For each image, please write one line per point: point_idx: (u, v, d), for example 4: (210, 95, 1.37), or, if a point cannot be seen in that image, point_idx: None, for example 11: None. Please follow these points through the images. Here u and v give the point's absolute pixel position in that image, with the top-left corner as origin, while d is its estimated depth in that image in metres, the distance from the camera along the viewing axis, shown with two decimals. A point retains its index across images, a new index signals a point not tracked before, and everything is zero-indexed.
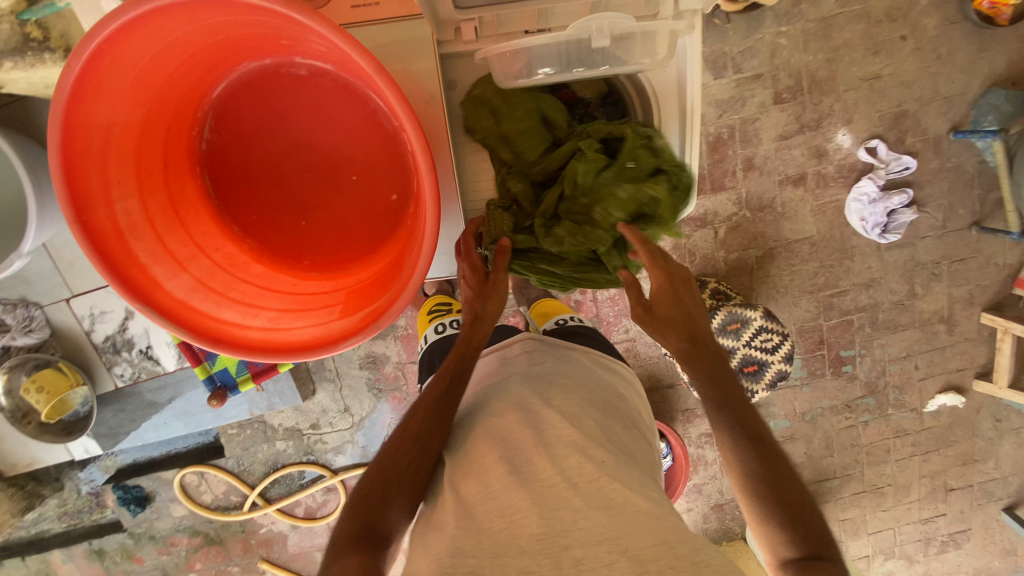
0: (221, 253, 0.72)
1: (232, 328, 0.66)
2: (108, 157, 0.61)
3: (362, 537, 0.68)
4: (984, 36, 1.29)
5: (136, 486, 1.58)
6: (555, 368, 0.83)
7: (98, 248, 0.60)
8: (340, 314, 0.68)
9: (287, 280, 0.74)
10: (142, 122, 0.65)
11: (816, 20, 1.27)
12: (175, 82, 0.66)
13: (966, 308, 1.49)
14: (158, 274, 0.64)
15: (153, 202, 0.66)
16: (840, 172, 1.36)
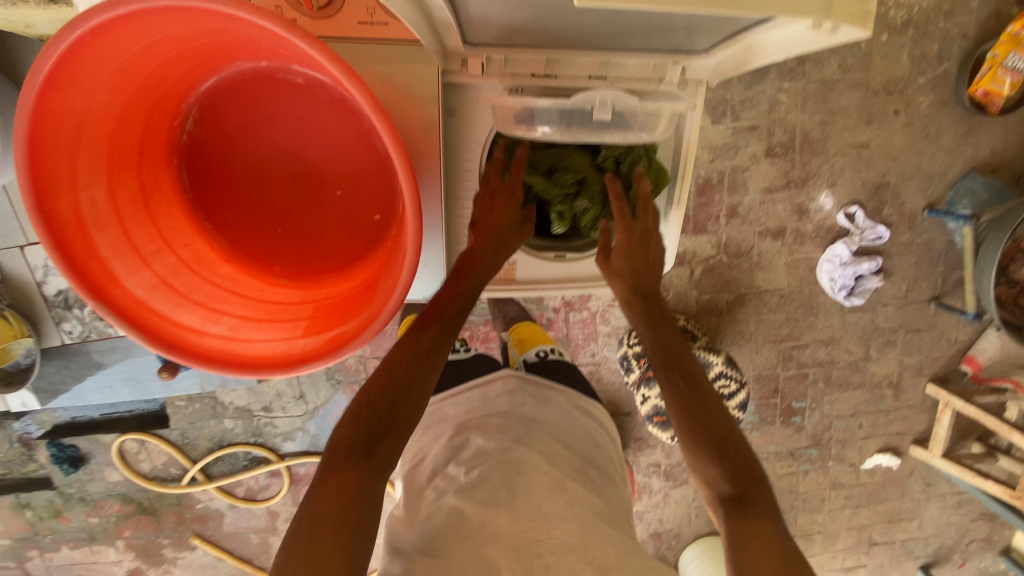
0: (189, 250, 0.70)
1: (190, 335, 0.64)
2: (78, 145, 0.58)
3: (361, 450, 0.66)
4: (972, 121, 1.33)
5: (72, 446, 1.52)
6: (535, 410, 0.84)
7: (56, 239, 0.57)
8: (304, 332, 0.67)
9: (255, 286, 0.73)
10: (121, 111, 0.62)
11: (817, 82, 1.29)
12: (161, 75, 0.63)
13: (914, 376, 1.56)
14: (117, 270, 0.62)
15: (123, 192, 0.64)
16: (817, 232, 1.41)
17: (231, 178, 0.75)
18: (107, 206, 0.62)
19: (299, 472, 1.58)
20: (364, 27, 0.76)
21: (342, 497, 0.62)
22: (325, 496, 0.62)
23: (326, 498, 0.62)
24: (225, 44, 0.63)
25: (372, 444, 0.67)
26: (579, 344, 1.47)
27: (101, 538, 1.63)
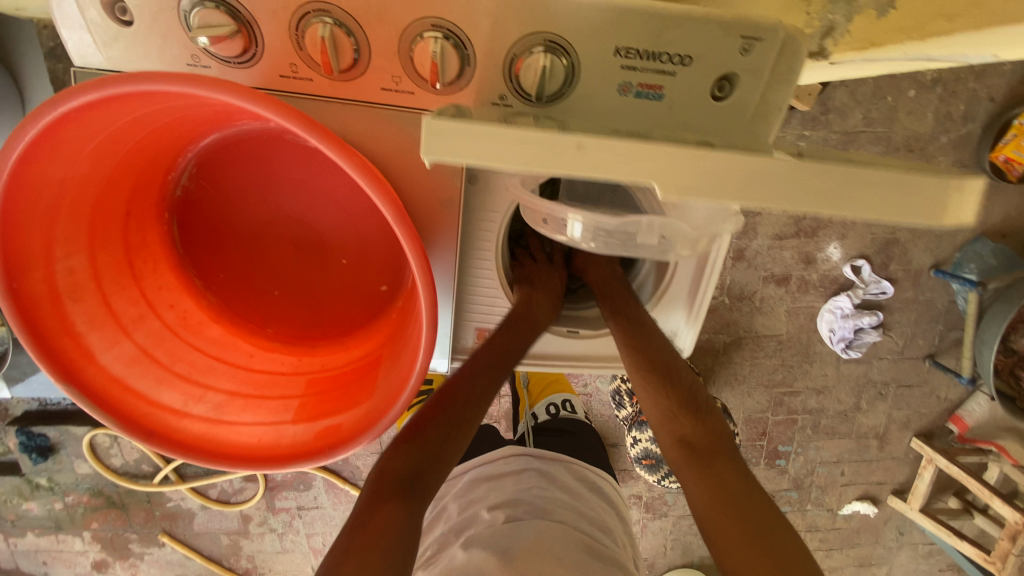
0: (174, 313, 0.65)
1: (170, 416, 0.60)
2: (57, 214, 0.52)
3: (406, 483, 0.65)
4: (989, 186, 1.31)
5: (41, 435, 1.47)
6: (544, 484, 0.91)
7: (27, 319, 0.51)
8: (295, 416, 0.63)
9: (244, 352, 0.69)
10: (109, 173, 0.56)
11: (839, 132, 1.26)
12: (157, 135, 0.57)
13: (900, 430, 1.56)
14: (94, 344, 0.56)
15: (105, 257, 0.58)
16: (822, 282, 1.39)
17: (226, 235, 0.70)
18: (86, 275, 0.56)
19: (276, 478, 1.55)
20: (388, 94, 0.63)
21: (387, 531, 0.61)
22: (368, 530, 0.61)
23: (368, 535, 0.61)
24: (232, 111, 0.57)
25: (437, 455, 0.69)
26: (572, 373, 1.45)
27: (67, 528, 1.57)
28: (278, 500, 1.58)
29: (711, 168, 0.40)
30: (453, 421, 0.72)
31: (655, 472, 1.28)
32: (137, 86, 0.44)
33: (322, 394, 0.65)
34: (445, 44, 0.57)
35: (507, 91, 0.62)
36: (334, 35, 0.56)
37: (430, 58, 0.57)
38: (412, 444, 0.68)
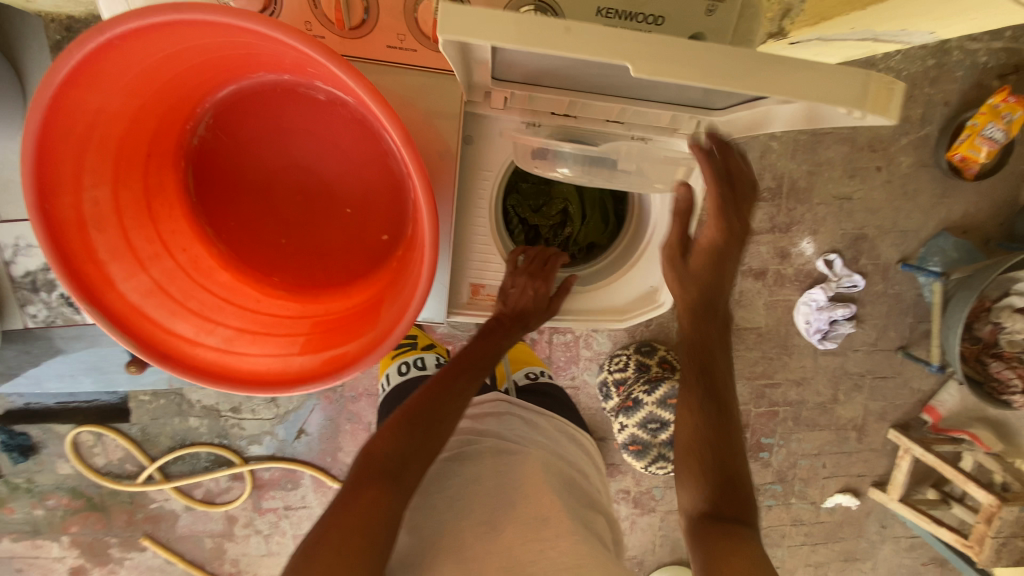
0: (188, 257, 0.64)
1: (183, 345, 0.58)
2: (84, 145, 0.52)
3: (382, 471, 0.65)
4: (948, 184, 1.40)
5: (23, 434, 1.45)
6: (528, 434, 0.83)
7: (54, 243, 0.51)
8: (301, 349, 0.63)
9: (251, 296, 0.66)
10: (133, 112, 0.56)
11: (807, 133, 1.34)
12: (178, 79, 0.57)
13: (877, 421, 1.62)
14: (113, 272, 0.56)
15: (128, 196, 0.58)
16: (797, 276, 1.45)
17: (239, 189, 0.67)
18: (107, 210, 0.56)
19: (263, 477, 1.53)
20: (393, 51, 0.73)
21: (374, 509, 0.61)
22: (358, 507, 0.61)
23: (351, 516, 0.60)
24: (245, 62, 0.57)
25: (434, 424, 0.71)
26: (560, 366, 1.46)
27: (44, 532, 1.53)
28: (264, 501, 1.56)
29: (682, 53, 0.47)
30: (433, 413, 0.72)
31: (642, 458, 1.35)
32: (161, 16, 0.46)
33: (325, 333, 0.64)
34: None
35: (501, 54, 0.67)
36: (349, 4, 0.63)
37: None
38: (403, 429, 0.69)
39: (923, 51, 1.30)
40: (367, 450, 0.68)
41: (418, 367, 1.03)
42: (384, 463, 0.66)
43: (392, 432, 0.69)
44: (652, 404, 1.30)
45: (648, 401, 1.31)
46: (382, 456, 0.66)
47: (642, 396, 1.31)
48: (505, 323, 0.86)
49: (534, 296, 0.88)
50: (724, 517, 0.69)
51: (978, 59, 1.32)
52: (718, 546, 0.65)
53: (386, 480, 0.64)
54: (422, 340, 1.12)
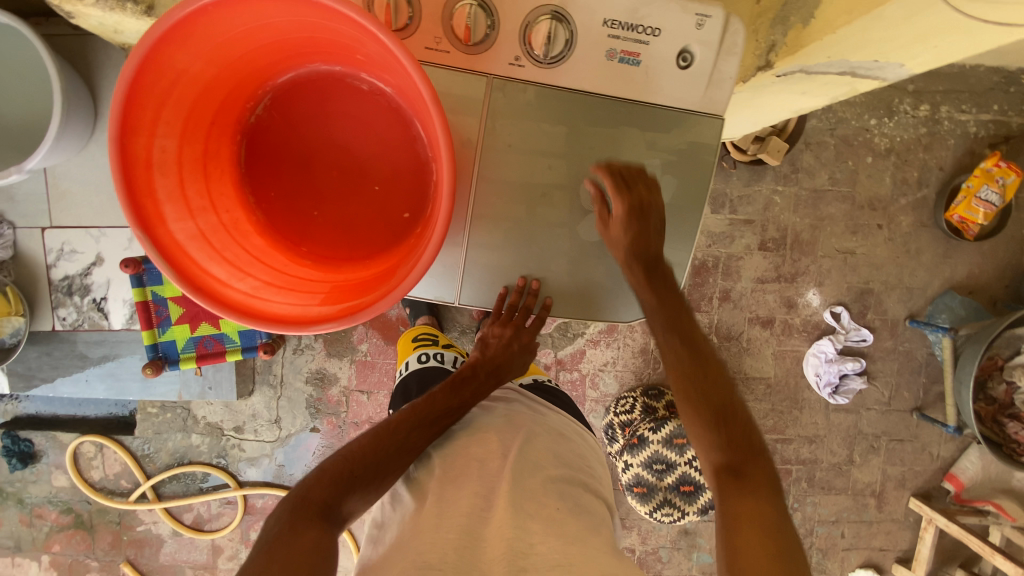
0: (230, 215, 0.59)
1: (213, 284, 0.53)
2: (167, 98, 0.50)
3: (325, 510, 0.62)
4: (950, 244, 1.44)
5: (26, 440, 1.45)
6: (532, 418, 0.84)
7: (125, 182, 0.49)
8: (319, 301, 0.56)
9: (277, 257, 0.60)
10: (211, 78, 0.54)
11: (808, 190, 1.42)
12: (258, 56, 0.55)
13: (897, 488, 1.54)
14: (166, 212, 0.52)
15: (192, 150, 0.55)
16: (805, 327, 1.47)
17: (285, 158, 0.63)
18: (172, 160, 0.53)
19: (255, 504, 1.49)
20: None
21: (315, 549, 0.58)
22: (293, 547, 0.57)
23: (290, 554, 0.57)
24: (315, 42, 0.54)
25: (378, 466, 0.70)
26: None
27: (27, 549, 1.50)
28: (253, 531, 1.50)
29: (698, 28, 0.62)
30: (382, 467, 0.70)
31: (647, 502, 1.30)
32: None
33: (346, 293, 0.57)
34: (479, 13, 0.59)
35: (522, 52, 0.62)
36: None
37: (464, 23, 0.59)
38: (345, 480, 0.66)
39: (914, 120, 1.41)
40: (302, 493, 0.64)
41: (438, 360, 1.05)
42: (322, 508, 0.62)
43: (333, 482, 0.66)
44: (657, 445, 1.25)
45: (654, 439, 1.25)
46: (320, 502, 0.63)
47: (647, 433, 1.26)
48: (479, 374, 0.87)
49: (510, 349, 0.90)
50: (743, 476, 0.63)
51: (968, 129, 1.41)
52: (730, 510, 0.60)
53: (325, 526, 0.61)
54: (442, 338, 1.15)
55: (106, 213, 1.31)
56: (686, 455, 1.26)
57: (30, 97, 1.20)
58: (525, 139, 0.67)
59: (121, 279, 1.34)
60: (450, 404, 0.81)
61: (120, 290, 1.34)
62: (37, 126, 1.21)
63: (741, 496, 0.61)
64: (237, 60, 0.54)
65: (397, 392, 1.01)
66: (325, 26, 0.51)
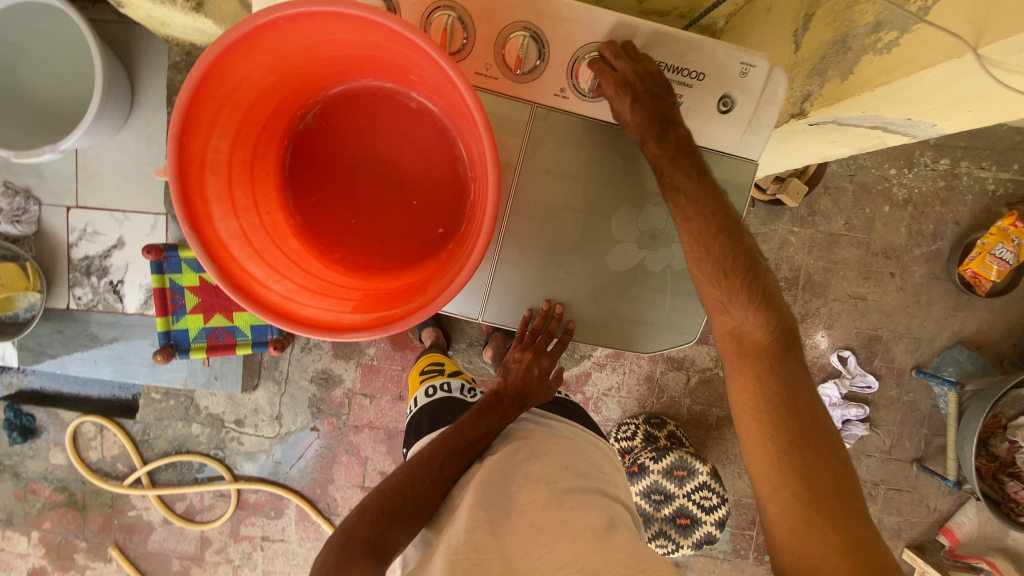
0: (270, 217, 0.61)
1: (253, 284, 0.55)
2: (227, 102, 0.52)
3: (369, 549, 0.68)
4: (961, 298, 1.45)
5: (28, 415, 1.46)
6: (542, 435, 0.85)
7: (180, 179, 0.50)
8: (352, 309, 0.58)
9: (313, 262, 0.62)
10: (269, 85, 0.55)
11: (824, 233, 1.43)
12: (315, 67, 0.57)
13: (892, 539, 1.53)
14: (213, 211, 0.53)
15: (243, 153, 0.57)
16: (810, 368, 1.47)
17: (327, 166, 0.65)
18: (223, 161, 0.55)
19: (248, 499, 1.48)
20: None
21: None
22: None
23: None
24: (371, 60, 0.56)
25: (412, 503, 0.74)
26: None
27: (16, 524, 1.50)
28: (243, 526, 1.50)
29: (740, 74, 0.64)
30: (416, 498, 0.75)
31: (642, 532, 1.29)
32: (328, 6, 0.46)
33: (378, 302, 0.58)
34: (531, 43, 0.61)
35: (567, 85, 0.65)
36: (442, 19, 0.60)
37: (516, 53, 0.61)
38: (386, 517, 0.72)
39: (932, 173, 1.42)
40: (348, 530, 0.71)
41: (446, 390, 1.06)
42: (368, 546, 0.68)
43: (375, 517, 0.72)
44: (657, 475, 1.25)
45: (654, 469, 1.25)
46: (365, 539, 0.69)
47: (647, 462, 1.26)
48: (505, 401, 0.88)
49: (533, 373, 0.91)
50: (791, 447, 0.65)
51: (986, 187, 1.43)
52: (744, 417, 0.68)
53: (371, 563, 0.66)
54: (448, 367, 1.16)
55: (131, 198, 1.32)
56: (684, 487, 1.25)
57: (72, 79, 1.23)
58: (563, 166, 0.69)
59: (139, 264, 1.35)
60: (475, 430, 0.84)
61: (137, 274, 1.35)
62: (74, 108, 1.24)
63: (754, 399, 0.68)
64: (294, 70, 0.56)
65: (411, 428, 1.02)
66: (385, 46, 0.53)
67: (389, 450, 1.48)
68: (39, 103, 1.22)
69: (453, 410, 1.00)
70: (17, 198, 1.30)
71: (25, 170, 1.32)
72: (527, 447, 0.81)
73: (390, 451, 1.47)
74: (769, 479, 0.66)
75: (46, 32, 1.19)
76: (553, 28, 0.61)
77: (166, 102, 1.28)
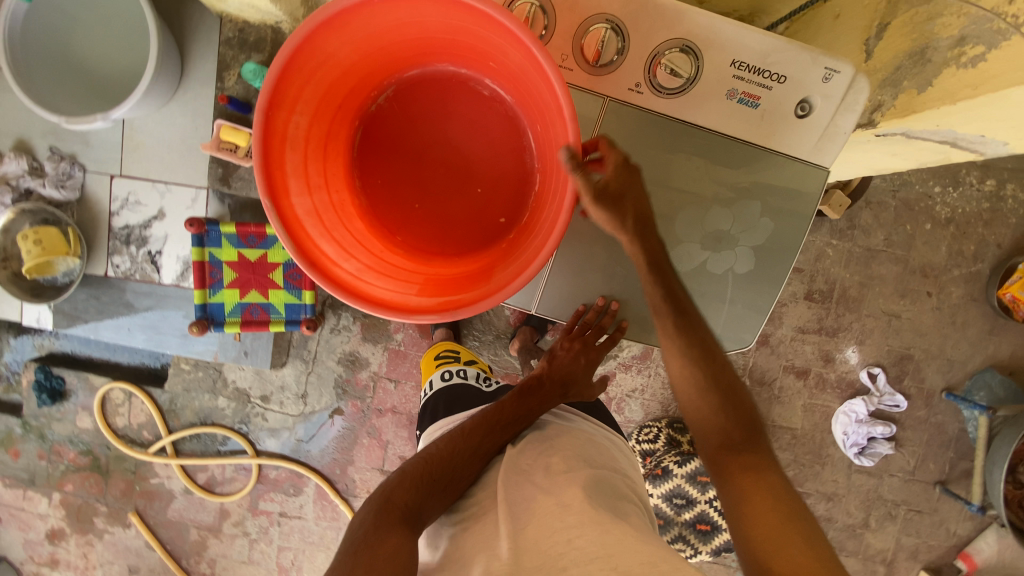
0: (339, 195, 0.61)
1: (324, 262, 0.55)
2: (312, 79, 0.53)
3: (405, 519, 0.67)
4: (997, 322, 1.43)
5: (58, 378, 1.48)
6: (562, 428, 0.85)
7: (262, 151, 0.50)
8: (416, 293, 0.58)
9: (375, 245, 0.62)
10: (350, 64, 0.55)
11: (862, 247, 1.41)
12: (395, 48, 0.57)
13: (908, 559, 1.51)
14: (290, 185, 0.54)
15: (319, 130, 0.58)
16: (838, 383, 1.46)
17: (396, 149, 0.64)
18: (302, 137, 0.55)
19: (269, 475, 1.50)
20: None
21: (397, 553, 0.61)
22: (377, 551, 0.61)
23: (376, 556, 0.60)
24: (454, 44, 0.57)
25: (449, 476, 0.74)
26: None
27: (40, 484, 1.53)
28: (262, 501, 1.51)
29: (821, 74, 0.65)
30: (457, 468, 0.75)
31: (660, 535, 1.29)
32: None
33: (441, 287, 0.59)
34: (612, 36, 0.63)
35: (643, 79, 0.66)
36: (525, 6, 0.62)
37: (596, 45, 0.63)
38: (425, 486, 0.71)
39: (978, 194, 1.40)
40: (386, 495, 0.70)
41: (462, 376, 1.06)
42: (405, 512, 0.67)
43: (413, 486, 0.71)
44: (680, 479, 1.25)
45: (678, 473, 1.25)
46: (403, 505, 0.68)
47: (672, 466, 1.26)
48: (547, 384, 0.92)
49: (578, 364, 0.96)
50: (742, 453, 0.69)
51: None
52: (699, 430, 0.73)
53: (406, 530, 0.65)
54: (464, 355, 1.16)
55: (174, 170, 1.34)
56: (708, 493, 1.26)
57: (124, 49, 1.24)
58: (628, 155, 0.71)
59: (178, 236, 1.36)
60: (515, 410, 0.85)
61: (175, 246, 1.37)
62: (122, 78, 1.25)
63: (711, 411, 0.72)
64: (375, 52, 0.56)
65: (425, 411, 1.02)
66: (472, 30, 0.53)
67: (410, 436, 1.49)
68: (89, 72, 1.23)
69: (469, 397, 1.00)
70: (63, 163, 1.32)
71: (71, 136, 1.33)
72: (548, 439, 0.81)
73: (412, 437, 1.49)
74: (730, 488, 0.67)
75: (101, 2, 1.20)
76: (636, 22, 0.63)
77: (215, 76, 1.29)
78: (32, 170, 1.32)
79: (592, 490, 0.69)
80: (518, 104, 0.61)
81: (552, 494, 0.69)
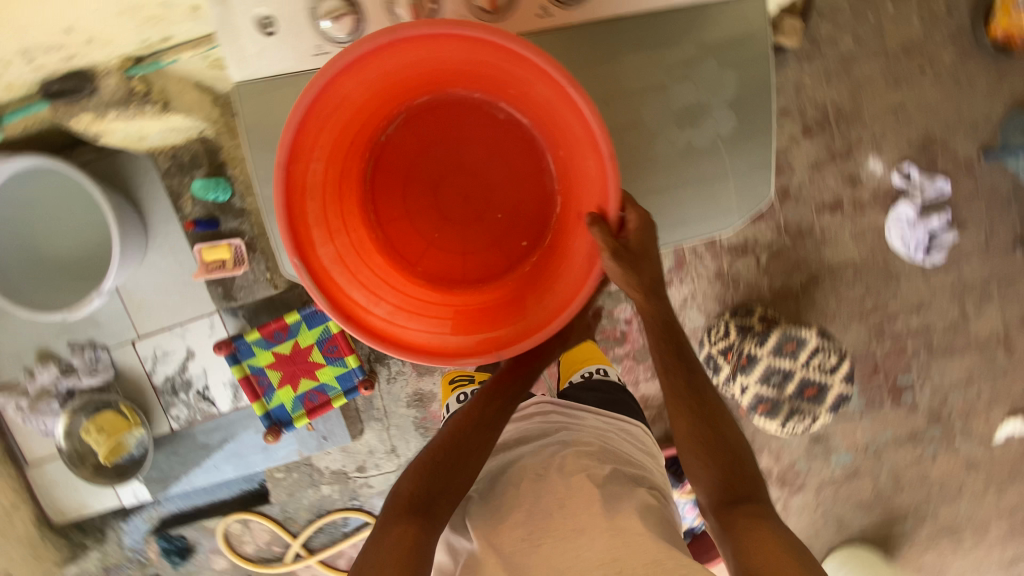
0: (357, 235, 0.79)
1: (359, 309, 0.74)
2: (327, 123, 0.70)
3: (412, 510, 0.75)
4: (1002, 62, 1.35)
5: (179, 537, 1.55)
6: (575, 428, 0.95)
7: (286, 205, 0.68)
8: (449, 330, 0.77)
9: (398, 279, 0.81)
10: (360, 104, 0.73)
11: (836, 58, 1.35)
12: (394, 83, 0.74)
13: (1022, 329, 1.46)
14: (315, 237, 0.72)
15: (335, 172, 0.76)
16: (875, 198, 1.40)
17: (407, 173, 0.84)
18: (320, 179, 0.73)
19: None
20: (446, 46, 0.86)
21: (403, 546, 0.70)
22: (386, 544, 0.71)
23: (384, 550, 0.70)
24: (477, 72, 0.74)
25: (456, 457, 0.81)
26: None
27: None
28: None
29: None
30: (470, 439, 0.83)
31: (775, 418, 1.26)
32: (410, 31, 0.63)
33: (467, 319, 0.79)
34: None
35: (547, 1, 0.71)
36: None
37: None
38: (428, 471, 0.79)
39: None
40: (397, 490, 0.78)
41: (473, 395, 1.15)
42: (413, 503, 0.76)
43: (419, 475, 0.79)
44: (767, 359, 1.24)
45: (762, 353, 1.24)
46: (411, 495, 0.76)
47: (754, 350, 1.24)
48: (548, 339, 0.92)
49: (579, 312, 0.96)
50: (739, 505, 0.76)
51: None
52: (685, 447, 0.85)
53: (416, 517, 0.74)
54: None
55: (182, 309, 1.37)
56: (800, 358, 1.24)
57: (84, 225, 1.27)
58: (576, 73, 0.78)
59: (215, 364, 1.40)
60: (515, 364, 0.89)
61: (216, 375, 1.41)
62: (93, 252, 1.27)
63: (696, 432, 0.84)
64: (382, 87, 0.74)
65: None
66: (467, 56, 0.70)
67: None
68: (63, 261, 1.26)
69: None
70: (87, 351, 1.38)
71: (82, 325, 1.38)
72: (563, 441, 0.91)
73: None
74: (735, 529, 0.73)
75: (44, 194, 1.24)
76: None
77: (173, 208, 1.31)
78: (64, 370, 1.39)
79: (603, 490, 0.79)
80: (534, 125, 0.80)
81: (565, 496, 0.79)
